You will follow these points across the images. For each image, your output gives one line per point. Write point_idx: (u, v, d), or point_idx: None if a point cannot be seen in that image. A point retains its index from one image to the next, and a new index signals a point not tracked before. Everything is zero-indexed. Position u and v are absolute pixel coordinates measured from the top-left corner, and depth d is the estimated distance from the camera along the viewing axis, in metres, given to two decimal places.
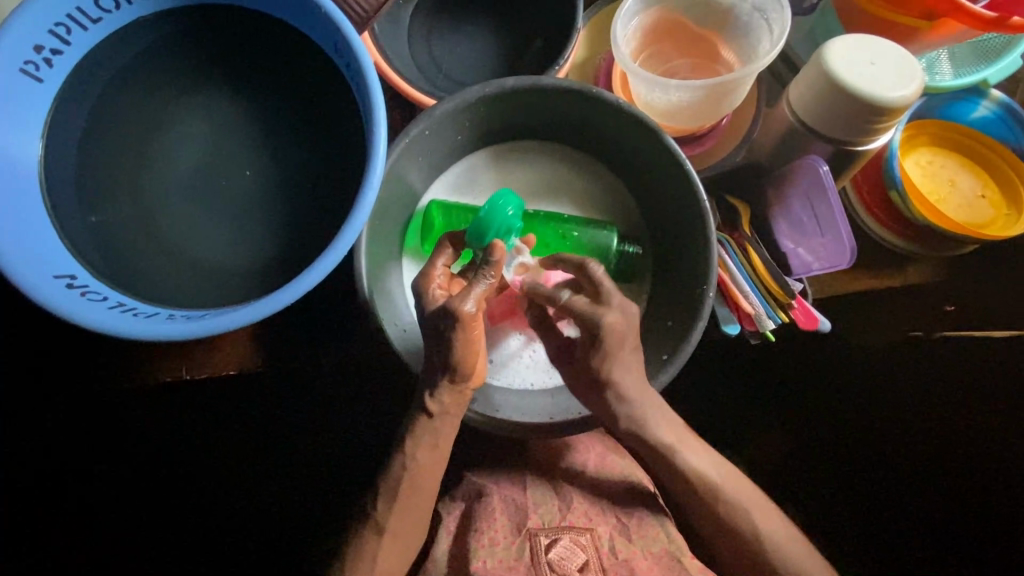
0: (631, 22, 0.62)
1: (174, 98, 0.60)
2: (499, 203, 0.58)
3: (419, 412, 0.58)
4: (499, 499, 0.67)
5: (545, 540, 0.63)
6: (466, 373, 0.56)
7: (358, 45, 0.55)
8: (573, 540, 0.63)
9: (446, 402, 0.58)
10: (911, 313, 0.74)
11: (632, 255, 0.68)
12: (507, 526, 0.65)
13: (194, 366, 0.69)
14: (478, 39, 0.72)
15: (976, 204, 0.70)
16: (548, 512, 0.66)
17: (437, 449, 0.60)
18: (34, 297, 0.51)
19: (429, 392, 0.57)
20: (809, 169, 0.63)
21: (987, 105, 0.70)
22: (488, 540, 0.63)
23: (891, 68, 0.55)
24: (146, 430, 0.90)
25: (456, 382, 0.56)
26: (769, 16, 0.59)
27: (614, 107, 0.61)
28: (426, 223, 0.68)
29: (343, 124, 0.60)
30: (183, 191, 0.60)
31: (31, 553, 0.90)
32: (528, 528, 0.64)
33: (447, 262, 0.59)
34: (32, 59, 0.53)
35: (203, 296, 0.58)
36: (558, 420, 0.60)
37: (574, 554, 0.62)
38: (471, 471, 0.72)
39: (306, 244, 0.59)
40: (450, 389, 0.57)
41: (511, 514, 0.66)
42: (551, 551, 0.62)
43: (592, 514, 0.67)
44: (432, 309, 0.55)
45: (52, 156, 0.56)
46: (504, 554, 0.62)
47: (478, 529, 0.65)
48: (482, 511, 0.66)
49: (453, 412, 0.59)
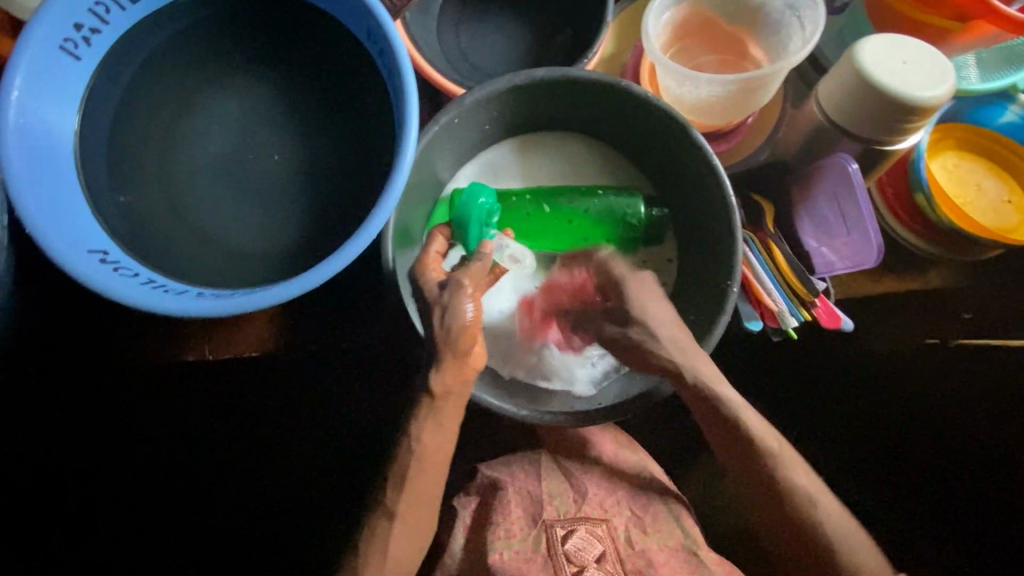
0: (662, 16, 0.63)
1: (206, 81, 0.61)
2: (477, 192, 0.63)
3: (421, 395, 0.57)
4: (514, 492, 0.67)
5: (561, 531, 0.64)
6: (468, 348, 0.54)
7: (392, 31, 0.55)
8: (589, 531, 0.64)
9: (447, 383, 0.55)
10: (928, 319, 0.76)
11: (659, 217, 0.69)
12: (523, 517, 0.65)
13: (217, 347, 0.70)
14: (505, 32, 0.72)
15: (1001, 209, 0.70)
16: (564, 503, 0.66)
17: (441, 431, 0.59)
18: (67, 270, 0.51)
19: (431, 371, 0.55)
20: (838, 166, 0.63)
21: (1015, 109, 0.70)
22: (504, 532, 0.64)
23: (924, 68, 0.55)
24: (153, 426, 0.88)
25: (461, 357, 0.54)
26: (802, 14, 0.59)
27: (643, 101, 0.61)
28: (451, 207, 0.69)
29: (373, 110, 0.61)
30: (211, 172, 0.61)
31: (34, 553, 0.87)
32: (545, 520, 0.65)
33: (440, 248, 0.61)
34: (72, 37, 0.54)
35: (231, 276, 0.59)
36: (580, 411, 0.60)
37: (590, 545, 0.63)
38: (484, 464, 0.70)
39: (335, 228, 0.60)
40: (453, 367, 0.54)
41: (525, 506, 0.66)
42: (567, 542, 0.63)
43: (608, 506, 0.67)
44: (433, 289, 0.55)
45: (86, 133, 0.57)
46: (521, 546, 0.64)
47: (493, 521, 0.65)
48: (498, 505, 0.66)
49: (457, 393, 0.56)
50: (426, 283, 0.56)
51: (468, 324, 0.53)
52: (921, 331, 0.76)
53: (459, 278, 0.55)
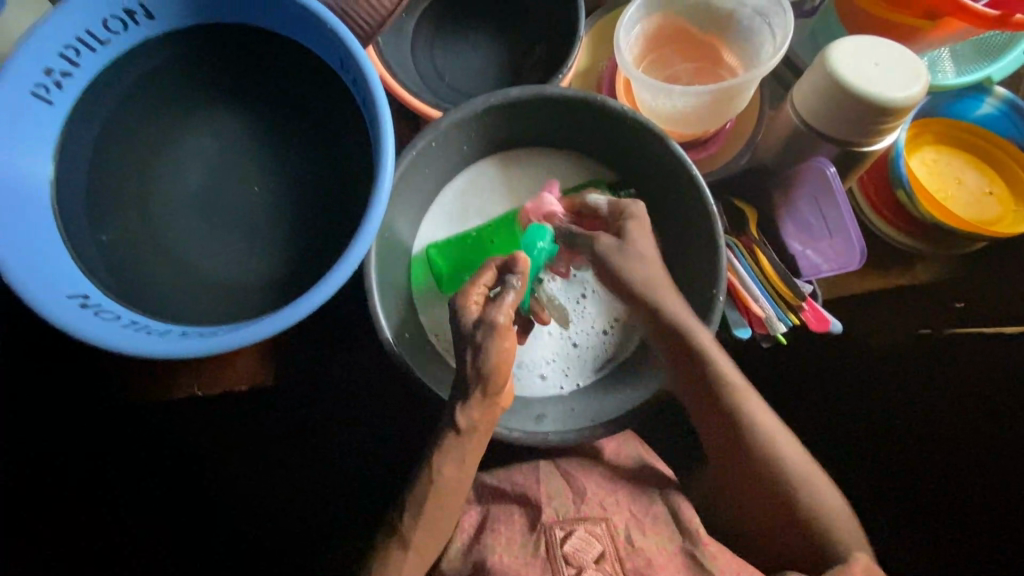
0: (633, 29, 0.63)
1: (182, 116, 0.61)
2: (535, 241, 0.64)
3: (448, 428, 0.57)
4: (513, 501, 0.66)
5: (561, 533, 0.61)
6: (498, 387, 0.56)
7: (364, 58, 0.56)
8: (588, 531, 0.61)
9: (475, 418, 0.56)
10: (919, 310, 0.75)
11: (627, 199, 0.68)
12: (520, 524, 0.63)
13: (206, 384, 0.68)
14: (479, 51, 0.72)
15: (983, 201, 0.70)
16: (563, 505, 0.64)
17: (464, 466, 0.58)
18: (47, 316, 0.51)
19: (459, 406, 0.56)
20: (815, 171, 0.63)
21: (991, 101, 0.70)
22: (505, 538, 0.62)
23: (896, 68, 0.55)
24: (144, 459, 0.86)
25: (489, 395, 0.56)
26: (770, 20, 0.60)
27: (618, 113, 0.61)
28: (429, 267, 0.69)
29: (349, 137, 0.61)
30: (188, 207, 0.61)
31: None
32: (543, 523, 0.62)
33: (486, 283, 0.59)
34: (43, 82, 0.54)
35: (213, 312, 0.58)
36: (599, 421, 0.61)
37: (589, 545, 0.60)
38: (483, 472, 0.71)
39: (317, 257, 0.59)
40: (480, 404, 0.56)
41: (522, 515, 0.64)
42: (566, 544, 0.60)
43: (607, 505, 0.64)
44: (468, 320, 0.56)
45: (62, 178, 0.57)
46: (520, 551, 0.61)
47: (493, 526, 0.64)
48: (498, 517, 0.65)
49: (483, 426, 0.57)
50: (464, 311, 0.57)
51: (500, 364, 0.55)
52: (912, 320, 0.75)
53: (495, 316, 0.56)
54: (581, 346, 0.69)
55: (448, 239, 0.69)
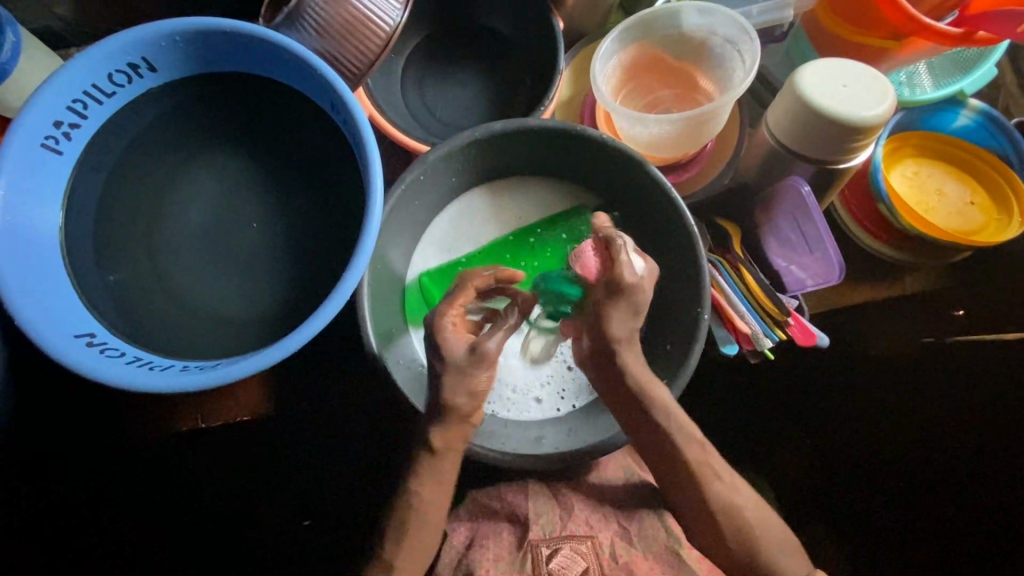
0: (610, 61, 0.65)
1: (184, 159, 0.64)
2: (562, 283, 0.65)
3: (421, 448, 0.59)
4: (503, 519, 0.67)
5: (546, 550, 0.63)
6: (469, 412, 0.58)
7: (351, 101, 0.58)
8: (574, 549, 0.63)
9: (444, 442, 0.58)
10: (917, 322, 0.76)
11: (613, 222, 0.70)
12: (508, 541, 0.65)
13: (210, 415, 0.69)
14: (465, 86, 0.76)
15: (965, 211, 0.71)
16: (549, 522, 0.65)
17: (441, 485, 0.60)
18: (56, 355, 0.54)
19: (430, 428, 0.58)
20: (791, 190, 0.65)
21: (966, 114, 0.72)
22: (492, 555, 0.63)
23: (865, 90, 0.57)
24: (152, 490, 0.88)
25: (465, 418, 0.58)
26: (741, 47, 0.62)
27: (597, 141, 0.64)
28: (422, 296, 0.71)
29: (341, 174, 0.64)
30: (190, 246, 0.63)
31: None
32: (530, 541, 0.64)
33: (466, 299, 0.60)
34: (52, 134, 0.57)
35: (213, 345, 0.60)
36: (592, 443, 0.62)
37: (574, 563, 0.62)
38: (473, 489, 0.72)
39: (311, 289, 0.62)
40: (454, 428, 0.58)
41: (511, 532, 0.66)
42: (552, 561, 0.62)
43: (593, 522, 0.66)
44: (444, 339, 0.57)
45: (71, 222, 0.60)
46: (507, 567, 0.62)
47: (481, 542, 0.65)
48: (487, 534, 0.66)
49: (455, 448, 0.59)
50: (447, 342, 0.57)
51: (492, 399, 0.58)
52: (917, 333, 0.75)
53: (486, 346, 0.57)
54: (576, 368, 0.70)
55: (441, 268, 0.71)
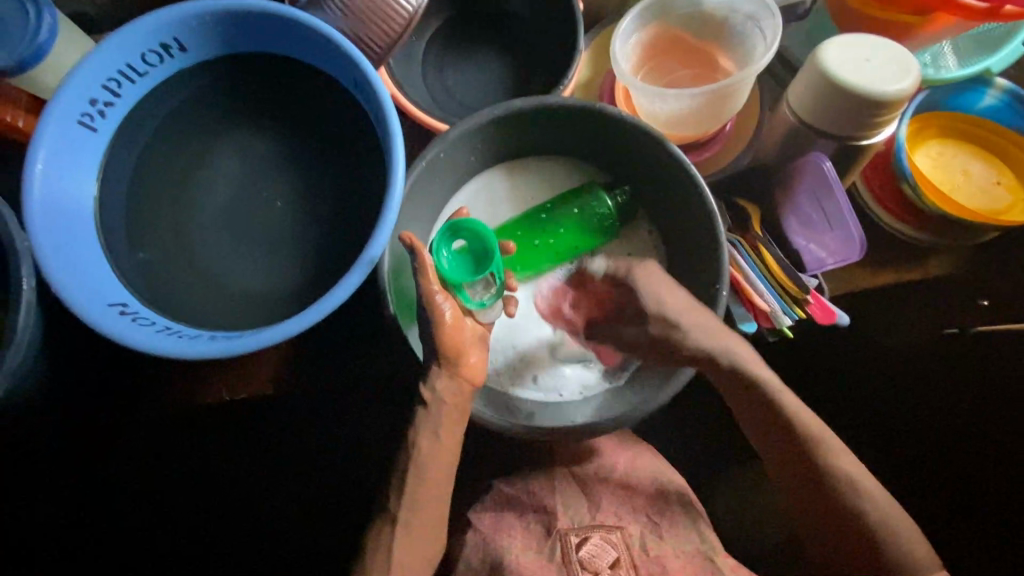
0: (629, 40, 0.66)
1: (212, 137, 0.66)
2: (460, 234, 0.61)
3: (421, 402, 0.60)
4: (528, 505, 0.68)
5: (575, 539, 0.63)
6: (449, 357, 0.59)
7: (375, 78, 0.59)
8: (603, 538, 0.64)
9: (441, 392, 0.59)
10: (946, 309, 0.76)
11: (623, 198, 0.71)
12: (537, 530, 0.66)
13: (232, 388, 0.72)
14: (484, 68, 0.76)
15: (993, 191, 0.70)
16: (578, 514, 0.66)
17: (440, 441, 0.60)
18: (90, 322, 0.56)
19: (423, 380, 0.60)
20: (811, 166, 0.65)
21: (993, 93, 0.71)
22: (521, 544, 0.65)
23: (888, 64, 0.57)
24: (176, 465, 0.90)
25: (450, 367, 0.59)
26: (761, 24, 0.62)
27: (616, 119, 0.64)
28: None
29: (363, 153, 0.65)
30: (216, 221, 0.65)
31: None
32: (559, 529, 0.65)
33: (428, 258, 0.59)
34: (88, 111, 0.60)
35: (239, 317, 0.62)
36: (605, 417, 0.61)
37: (604, 551, 0.63)
38: (501, 481, 0.72)
39: (333, 263, 0.63)
40: (445, 376, 0.59)
41: (539, 522, 0.67)
42: (581, 549, 0.63)
43: (622, 514, 0.67)
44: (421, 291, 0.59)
45: (104, 198, 0.62)
46: (536, 555, 0.63)
47: (509, 531, 0.67)
48: (514, 522, 0.68)
49: (446, 398, 0.59)
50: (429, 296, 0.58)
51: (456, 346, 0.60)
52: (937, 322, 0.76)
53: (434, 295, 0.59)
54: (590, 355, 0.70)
55: None
